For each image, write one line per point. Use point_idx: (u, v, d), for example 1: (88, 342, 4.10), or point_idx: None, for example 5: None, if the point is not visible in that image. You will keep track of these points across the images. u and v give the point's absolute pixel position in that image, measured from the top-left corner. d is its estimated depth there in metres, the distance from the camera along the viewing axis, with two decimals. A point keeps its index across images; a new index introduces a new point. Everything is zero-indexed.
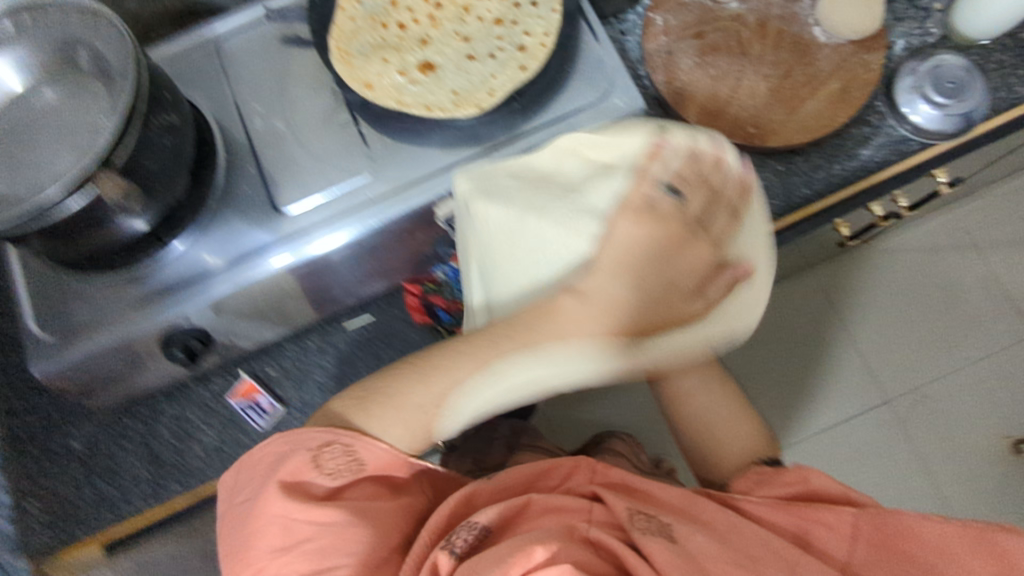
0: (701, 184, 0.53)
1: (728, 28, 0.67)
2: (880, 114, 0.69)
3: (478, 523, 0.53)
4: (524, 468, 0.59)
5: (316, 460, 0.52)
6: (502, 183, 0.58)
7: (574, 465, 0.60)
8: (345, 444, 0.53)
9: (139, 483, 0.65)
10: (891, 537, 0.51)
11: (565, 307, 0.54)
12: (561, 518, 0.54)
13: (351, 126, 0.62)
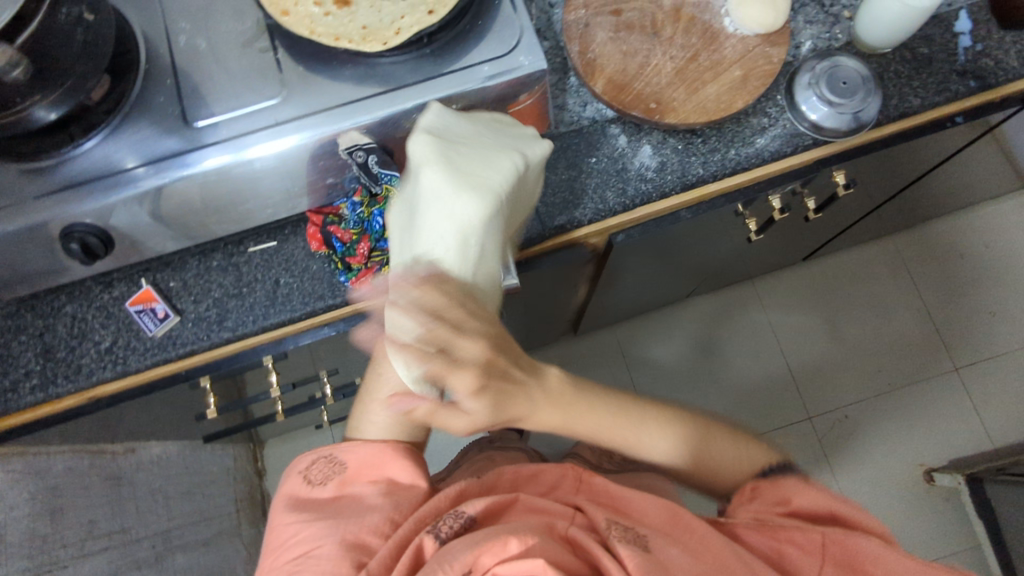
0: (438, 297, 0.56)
1: (645, 9, 0.72)
2: (780, 108, 0.73)
3: (466, 512, 0.58)
4: (513, 471, 0.66)
5: (306, 476, 0.64)
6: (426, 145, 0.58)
7: (561, 475, 0.67)
8: (333, 454, 0.65)
9: (29, 375, 0.67)
10: (855, 562, 0.56)
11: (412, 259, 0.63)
12: (545, 517, 0.58)
13: (269, 53, 0.64)
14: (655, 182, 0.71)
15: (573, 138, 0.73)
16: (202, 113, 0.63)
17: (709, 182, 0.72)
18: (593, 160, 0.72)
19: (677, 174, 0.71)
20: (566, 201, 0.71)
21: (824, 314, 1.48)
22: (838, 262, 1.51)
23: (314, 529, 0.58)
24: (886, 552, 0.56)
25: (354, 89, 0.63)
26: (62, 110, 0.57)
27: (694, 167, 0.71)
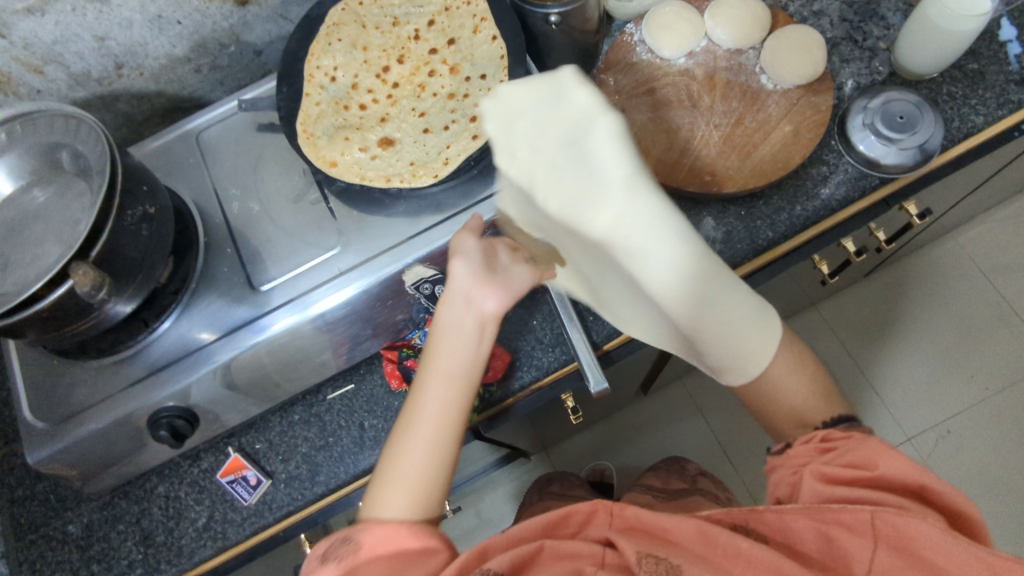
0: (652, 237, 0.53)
1: (677, 83, 0.71)
2: (838, 153, 0.70)
3: (492, 572, 0.47)
4: (538, 517, 0.53)
5: (316, 562, 0.49)
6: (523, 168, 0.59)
7: (590, 511, 0.55)
8: (355, 536, 0.49)
9: (133, 566, 0.65)
10: (916, 547, 0.46)
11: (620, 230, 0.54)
12: (574, 565, 0.50)
13: (321, 203, 0.65)
14: (724, 254, 0.68)
15: None
16: (267, 276, 0.63)
17: (782, 244, 0.68)
18: None
19: (746, 243, 0.68)
20: None
21: (898, 330, 1.41)
22: (900, 271, 1.44)
23: None
24: (948, 538, 0.45)
25: (413, 224, 0.62)
26: (135, 301, 0.59)
27: (763, 231, 0.68)
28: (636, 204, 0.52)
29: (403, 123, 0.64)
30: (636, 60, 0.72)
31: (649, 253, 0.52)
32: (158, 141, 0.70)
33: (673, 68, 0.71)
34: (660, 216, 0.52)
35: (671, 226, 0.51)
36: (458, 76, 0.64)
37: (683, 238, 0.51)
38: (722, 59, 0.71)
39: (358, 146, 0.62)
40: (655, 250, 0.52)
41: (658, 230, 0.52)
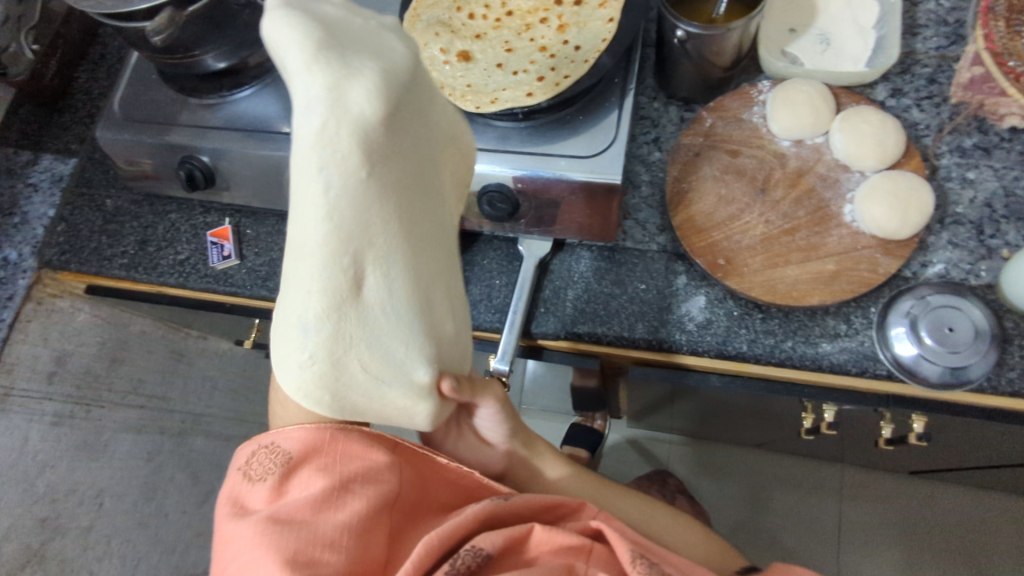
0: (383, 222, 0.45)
1: (765, 162, 0.66)
2: (868, 322, 0.63)
3: (483, 550, 0.53)
4: (530, 497, 0.57)
5: (246, 472, 0.53)
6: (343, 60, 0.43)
7: (576, 506, 0.59)
8: (277, 443, 0.53)
9: (124, 254, 0.81)
10: None
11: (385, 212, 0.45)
12: (563, 556, 0.54)
13: None
14: (691, 336, 0.66)
15: (635, 257, 0.70)
16: None
17: (751, 362, 0.65)
18: (641, 287, 0.68)
19: (718, 340, 0.65)
20: (594, 315, 0.68)
21: (912, 548, 1.23)
22: (964, 500, 1.24)
23: (252, 545, 0.48)
24: None
25: None
26: (227, 62, 0.70)
27: (740, 341, 0.65)
28: (297, 43, 0.42)
29: (490, 49, 0.66)
30: (745, 117, 0.68)
31: (349, 92, 0.42)
32: None
33: (772, 146, 0.67)
34: (320, 29, 0.43)
35: (341, 49, 0.43)
36: (560, 35, 0.65)
37: (373, 53, 0.44)
38: (823, 166, 0.65)
39: (441, 45, 0.66)
40: (352, 78, 0.42)
41: (346, 60, 0.43)
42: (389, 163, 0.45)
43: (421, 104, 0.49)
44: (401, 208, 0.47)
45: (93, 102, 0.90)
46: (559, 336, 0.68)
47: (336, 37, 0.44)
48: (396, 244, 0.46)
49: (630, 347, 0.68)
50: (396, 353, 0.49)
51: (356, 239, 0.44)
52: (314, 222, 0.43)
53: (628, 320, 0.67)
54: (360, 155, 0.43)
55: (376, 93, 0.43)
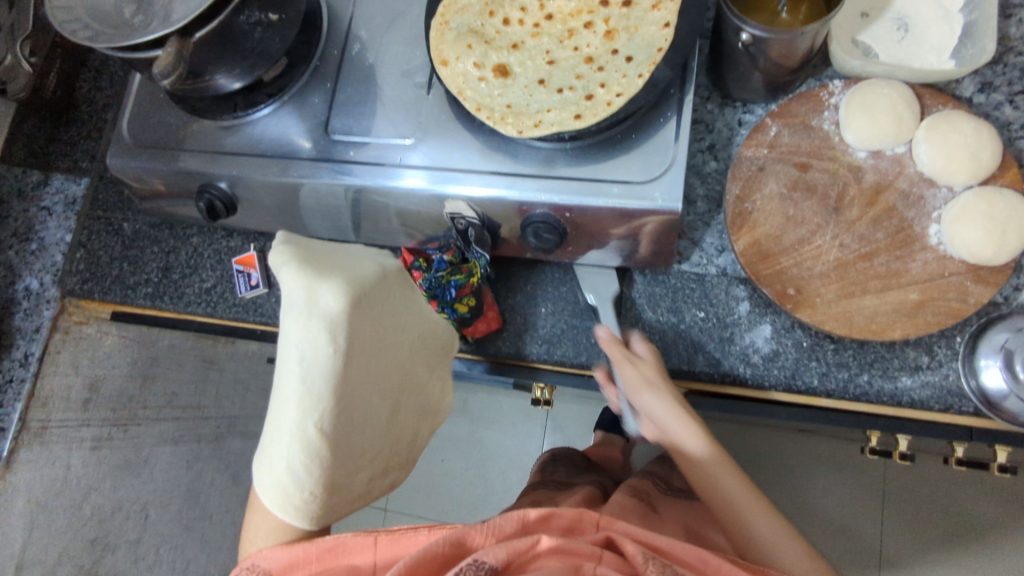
0: (347, 386, 0.53)
1: (839, 175, 0.60)
2: (953, 353, 0.58)
3: (486, 564, 0.48)
4: (521, 513, 0.51)
5: None
6: (332, 262, 0.56)
7: (575, 519, 0.53)
8: (256, 562, 0.53)
9: (147, 282, 0.78)
10: None
11: (345, 372, 0.52)
12: (571, 561, 0.49)
13: (422, 90, 0.64)
14: (756, 370, 0.61)
15: (693, 281, 0.64)
16: (343, 128, 0.65)
17: (821, 397, 0.60)
18: (700, 314, 0.63)
19: (785, 373, 0.61)
20: (649, 346, 0.64)
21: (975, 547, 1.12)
22: None
23: None
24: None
25: (480, 160, 0.61)
26: (243, 82, 0.64)
27: (810, 375, 0.60)
28: (284, 264, 0.54)
29: (529, 61, 0.59)
30: (815, 124, 0.61)
31: (320, 293, 0.52)
32: None
33: (847, 157, 0.60)
34: (302, 255, 0.55)
35: (317, 267, 0.54)
36: (608, 43, 0.58)
37: (347, 268, 0.56)
38: (906, 180, 0.59)
39: (475, 59, 0.59)
40: (322, 282, 0.53)
41: (320, 272, 0.54)
42: (359, 341, 0.54)
43: (388, 299, 0.59)
44: (369, 376, 0.55)
45: (98, 115, 0.85)
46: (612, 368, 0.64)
47: (315, 259, 0.55)
48: (350, 399, 0.53)
49: (687, 379, 0.63)
50: (342, 489, 0.54)
51: (327, 400, 0.51)
52: (291, 394, 0.51)
53: (686, 353, 0.63)
54: (328, 335, 0.52)
55: (343, 294, 0.53)
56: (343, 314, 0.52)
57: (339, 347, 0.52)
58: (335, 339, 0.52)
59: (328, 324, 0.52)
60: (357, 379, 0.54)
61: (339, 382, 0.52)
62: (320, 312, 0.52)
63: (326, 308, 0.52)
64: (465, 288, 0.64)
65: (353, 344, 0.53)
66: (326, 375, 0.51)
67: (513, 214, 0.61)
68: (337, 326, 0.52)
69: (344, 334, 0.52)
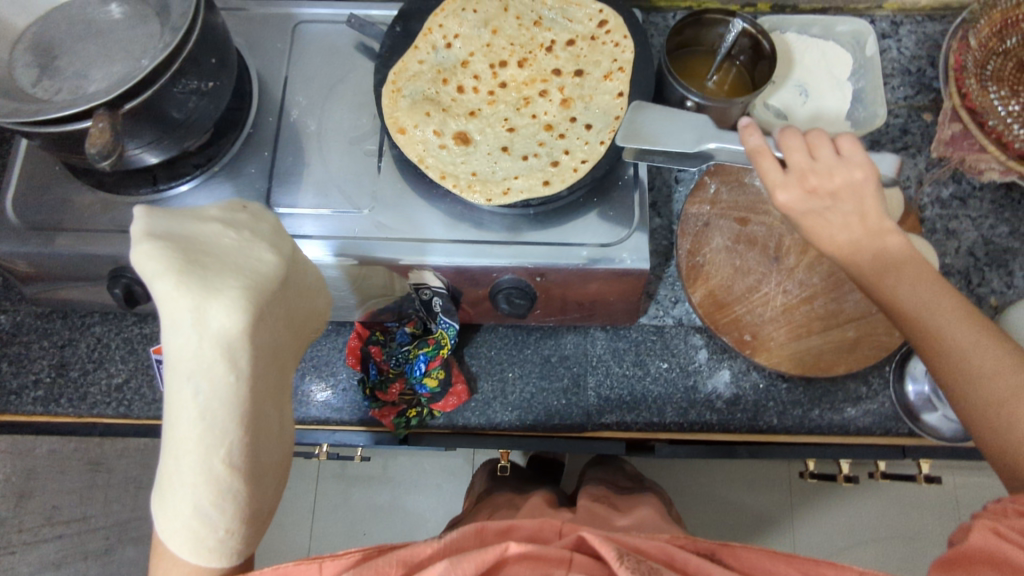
0: (256, 408, 0.45)
1: (774, 227, 0.65)
2: (884, 381, 0.65)
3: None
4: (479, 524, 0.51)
5: None
6: (216, 260, 0.45)
7: (536, 530, 0.52)
8: None
9: (37, 383, 0.66)
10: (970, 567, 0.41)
11: (252, 395, 0.44)
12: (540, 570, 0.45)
13: (373, 158, 0.61)
14: (721, 415, 0.64)
15: (652, 334, 0.67)
16: (287, 198, 0.60)
17: (780, 433, 0.64)
18: (663, 366, 0.66)
19: (747, 415, 0.64)
20: (619, 403, 0.65)
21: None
22: None
23: None
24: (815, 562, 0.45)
25: (444, 228, 0.59)
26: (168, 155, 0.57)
27: (769, 414, 0.64)
28: (159, 274, 0.43)
29: (488, 128, 0.60)
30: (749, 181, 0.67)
31: (210, 312, 0.43)
32: (262, 10, 0.67)
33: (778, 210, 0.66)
34: (182, 258, 0.43)
35: (203, 273, 0.43)
36: (565, 111, 0.60)
37: (237, 269, 0.45)
38: None
39: (434, 127, 0.58)
40: (214, 297, 0.43)
41: (208, 282, 0.43)
42: (262, 357, 0.46)
43: (289, 297, 0.50)
44: (271, 391, 0.47)
45: None
46: (584, 428, 0.64)
47: (197, 259, 0.44)
48: (260, 420, 0.45)
49: (657, 431, 0.65)
50: (261, 519, 0.47)
51: (234, 431, 0.43)
52: (186, 428, 0.42)
53: (655, 405, 0.64)
54: (227, 359, 0.43)
55: (240, 310, 0.43)
56: (242, 331, 0.43)
57: (241, 370, 0.43)
58: (234, 361, 0.43)
59: (223, 344, 0.43)
60: (263, 395, 0.46)
61: (246, 403, 0.44)
62: (211, 334, 0.42)
63: (220, 327, 0.43)
64: (434, 360, 0.62)
65: (255, 362, 0.45)
66: (228, 402, 0.43)
67: (481, 284, 0.60)
68: (236, 345, 0.43)
69: (246, 355, 0.44)
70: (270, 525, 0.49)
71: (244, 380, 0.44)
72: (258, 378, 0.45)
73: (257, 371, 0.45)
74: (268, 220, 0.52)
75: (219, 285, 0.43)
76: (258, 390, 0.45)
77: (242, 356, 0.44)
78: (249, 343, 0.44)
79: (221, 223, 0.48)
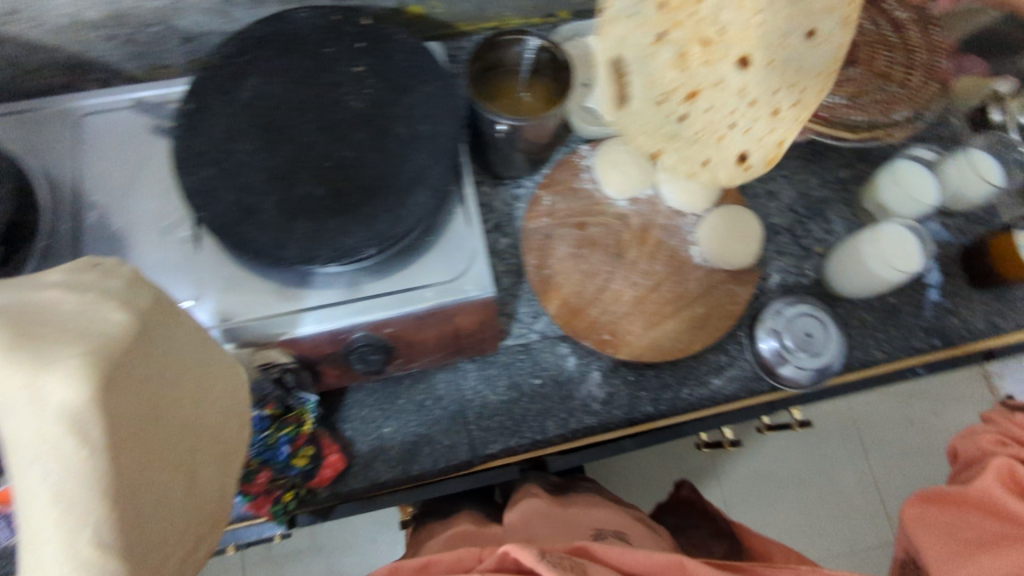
0: (138, 491, 0.33)
1: (610, 225, 0.68)
2: (741, 346, 0.69)
3: None
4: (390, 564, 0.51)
5: None
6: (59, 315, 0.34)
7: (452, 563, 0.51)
8: None
9: None
10: None
11: (123, 472, 0.32)
12: None
13: (189, 244, 0.58)
14: (601, 416, 0.65)
15: (520, 353, 0.67)
16: None
17: (658, 419, 0.66)
18: (537, 381, 0.66)
19: (624, 410, 0.66)
20: (501, 429, 0.65)
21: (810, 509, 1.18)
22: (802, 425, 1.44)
23: None
24: None
25: (276, 300, 0.55)
26: None
27: (644, 404, 0.66)
28: None
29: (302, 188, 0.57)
30: (579, 186, 0.69)
31: (43, 384, 0.31)
32: (39, 110, 0.62)
33: (611, 208, 0.69)
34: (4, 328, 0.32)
35: (34, 341, 0.32)
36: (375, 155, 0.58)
37: (78, 329, 0.34)
38: (661, 217, 0.69)
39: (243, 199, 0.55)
40: (49, 368, 0.31)
41: (40, 352, 0.32)
42: (136, 427, 0.34)
43: (153, 353, 0.37)
44: (150, 464, 0.34)
45: None
46: (471, 464, 0.64)
47: (37, 321, 0.33)
48: (127, 515, 0.32)
49: (544, 448, 0.65)
50: None
51: (100, 532, 0.31)
52: (31, 540, 0.30)
53: (536, 421, 0.65)
54: (77, 439, 0.31)
55: (83, 377, 0.32)
56: (85, 401, 0.31)
57: (98, 449, 0.31)
58: (88, 436, 0.31)
59: (69, 416, 0.31)
60: (142, 475, 0.34)
61: (111, 488, 0.32)
62: (50, 407, 0.31)
63: (59, 396, 0.31)
64: (299, 439, 0.60)
65: (98, 435, 0.32)
66: (88, 490, 0.31)
67: (331, 347, 0.58)
68: (87, 415, 0.31)
69: (104, 427, 0.32)
70: None
71: (110, 458, 0.32)
72: (122, 454, 0.32)
73: (105, 448, 0.32)
74: (126, 273, 0.40)
75: (59, 348, 0.32)
76: (125, 468, 0.32)
77: (101, 429, 0.32)
78: (104, 411, 0.32)
79: (60, 285, 0.37)
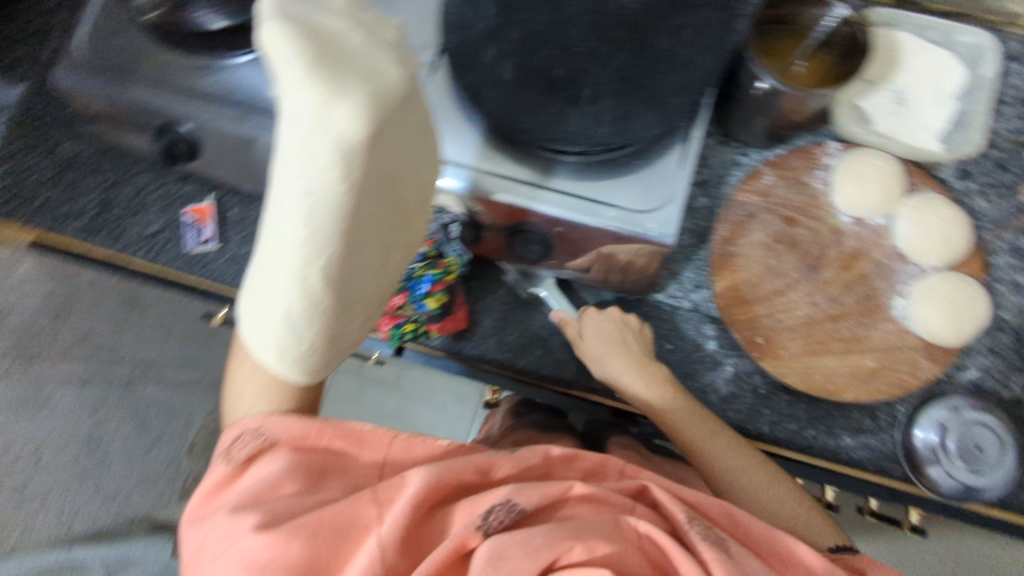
0: (369, 229, 0.42)
1: (820, 235, 0.63)
2: (893, 421, 0.61)
3: (519, 505, 0.44)
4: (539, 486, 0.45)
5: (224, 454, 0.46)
6: (352, 47, 0.37)
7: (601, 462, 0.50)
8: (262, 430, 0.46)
9: (79, 215, 0.70)
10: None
11: (355, 208, 0.38)
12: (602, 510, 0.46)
13: (426, 70, 0.59)
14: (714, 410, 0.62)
15: (666, 313, 0.65)
16: None
17: (768, 444, 0.62)
18: (668, 346, 0.64)
19: (739, 417, 0.62)
20: None
21: None
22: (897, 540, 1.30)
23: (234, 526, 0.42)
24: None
25: (478, 155, 0.57)
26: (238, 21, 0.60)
27: (762, 422, 0.61)
28: (289, 53, 0.35)
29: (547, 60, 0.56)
30: (808, 181, 0.64)
31: (336, 109, 0.35)
32: None
33: (830, 218, 0.63)
34: (315, 41, 0.35)
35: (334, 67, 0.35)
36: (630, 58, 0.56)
37: (368, 71, 0.36)
38: (880, 252, 0.62)
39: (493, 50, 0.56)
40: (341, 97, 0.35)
41: (339, 78, 0.35)
42: (372, 179, 0.39)
43: (407, 120, 0.40)
44: (369, 209, 0.40)
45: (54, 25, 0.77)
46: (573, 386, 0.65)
47: (334, 48, 0.36)
48: (356, 244, 0.41)
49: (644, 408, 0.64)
50: (338, 340, 0.46)
51: (334, 244, 0.39)
52: (289, 231, 0.38)
53: None
54: (340, 168, 0.36)
55: (364, 119, 0.35)
56: (355, 139, 0.35)
57: (346, 180, 0.37)
58: (340, 167, 0.36)
59: (338, 143, 0.35)
60: (363, 216, 0.40)
61: (343, 218, 0.38)
62: (329, 132, 0.35)
63: (344, 126, 0.35)
64: (439, 282, 0.62)
65: (347, 170, 0.36)
66: (333, 212, 0.37)
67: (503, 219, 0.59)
68: (350, 151, 0.36)
69: (357, 167, 0.36)
70: (341, 351, 0.48)
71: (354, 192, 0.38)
72: (358, 192, 0.38)
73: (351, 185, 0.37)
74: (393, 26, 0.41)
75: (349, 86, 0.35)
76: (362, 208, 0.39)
77: (355, 169, 0.36)
78: (359, 156, 0.36)
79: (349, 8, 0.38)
